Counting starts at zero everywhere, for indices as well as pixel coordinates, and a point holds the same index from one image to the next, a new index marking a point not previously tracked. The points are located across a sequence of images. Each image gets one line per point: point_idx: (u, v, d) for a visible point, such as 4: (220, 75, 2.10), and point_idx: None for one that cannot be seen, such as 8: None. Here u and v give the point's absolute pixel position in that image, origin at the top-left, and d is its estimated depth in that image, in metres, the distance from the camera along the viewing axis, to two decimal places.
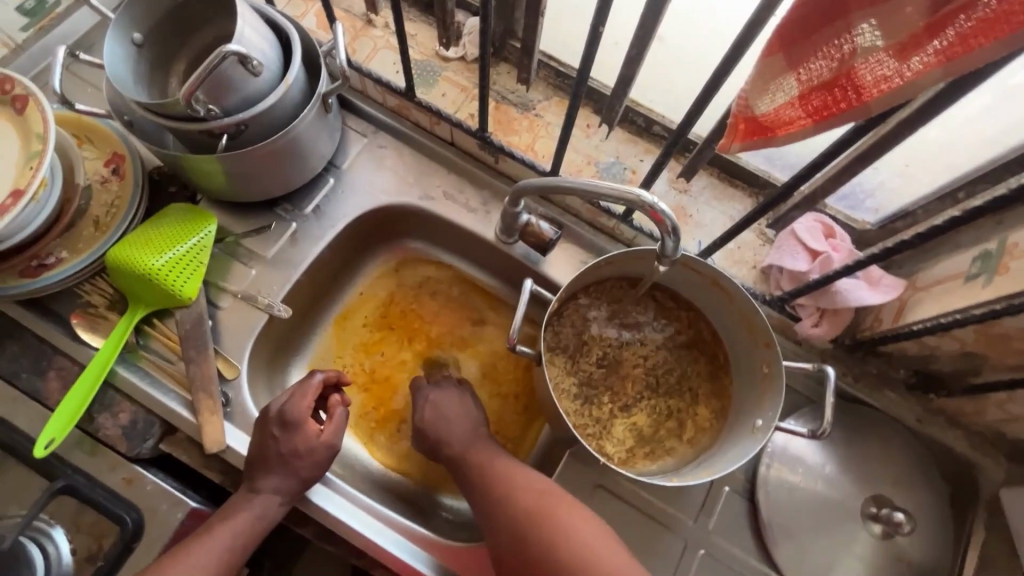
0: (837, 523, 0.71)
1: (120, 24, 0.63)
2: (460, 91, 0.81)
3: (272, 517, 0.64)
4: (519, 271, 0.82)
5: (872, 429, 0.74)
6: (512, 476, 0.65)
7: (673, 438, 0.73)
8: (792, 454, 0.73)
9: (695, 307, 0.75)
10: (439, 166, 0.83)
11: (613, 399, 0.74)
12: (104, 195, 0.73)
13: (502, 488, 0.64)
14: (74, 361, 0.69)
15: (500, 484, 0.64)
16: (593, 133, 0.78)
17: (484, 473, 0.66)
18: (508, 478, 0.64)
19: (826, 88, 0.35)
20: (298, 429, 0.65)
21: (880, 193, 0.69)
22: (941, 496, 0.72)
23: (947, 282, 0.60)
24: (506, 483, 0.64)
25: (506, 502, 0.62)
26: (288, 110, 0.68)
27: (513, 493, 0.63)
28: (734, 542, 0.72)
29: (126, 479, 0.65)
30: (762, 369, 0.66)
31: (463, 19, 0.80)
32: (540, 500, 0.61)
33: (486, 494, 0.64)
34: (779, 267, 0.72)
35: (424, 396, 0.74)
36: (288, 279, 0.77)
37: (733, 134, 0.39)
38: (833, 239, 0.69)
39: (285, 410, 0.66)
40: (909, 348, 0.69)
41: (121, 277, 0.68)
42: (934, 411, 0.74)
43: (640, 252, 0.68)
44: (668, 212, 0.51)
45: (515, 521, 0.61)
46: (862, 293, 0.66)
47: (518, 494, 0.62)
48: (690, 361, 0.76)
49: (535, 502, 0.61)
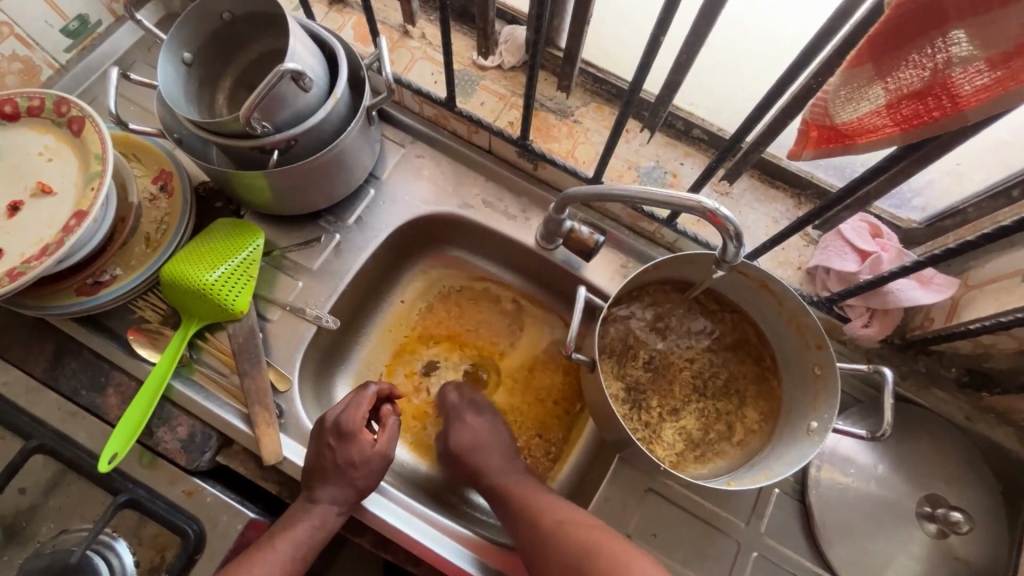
0: (889, 522, 0.70)
1: (172, 44, 0.64)
2: (498, 100, 0.82)
3: (331, 526, 0.64)
4: (560, 277, 0.83)
5: (922, 428, 0.74)
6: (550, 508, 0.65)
7: (722, 441, 0.73)
8: (842, 455, 0.73)
9: (740, 310, 0.75)
10: (478, 174, 0.84)
11: (661, 402, 0.74)
12: (153, 212, 0.74)
13: (543, 524, 0.63)
14: (131, 376, 0.71)
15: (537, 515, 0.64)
16: (633, 138, 0.79)
17: (525, 506, 0.66)
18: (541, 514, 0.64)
19: (917, 97, 0.35)
20: (354, 439, 0.65)
21: (927, 192, 0.69)
22: (993, 493, 0.71)
23: (1004, 279, 0.60)
24: (544, 517, 0.64)
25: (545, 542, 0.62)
26: (335, 125, 0.69)
27: (552, 530, 0.62)
28: (787, 544, 0.71)
29: (187, 492, 0.66)
30: (814, 370, 0.66)
31: (500, 28, 0.80)
32: (580, 533, 0.60)
33: (529, 532, 0.64)
34: (826, 267, 0.72)
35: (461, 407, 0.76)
36: (334, 290, 0.78)
37: (806, 141, 0.40)
38: (881, 238, 0.68)
39: (340, 421, 0.66)
40: (961, 345, 0.69)
41: (175, 292, 0.69)
42: (984, 408, 0.74)
43: (688, 257, 0.68)
44: (730, 217, 0.51)
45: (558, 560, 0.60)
46: (913, 293, 0.66)
47: (558, 529, 0.62)
48: (736, 363, 0.76)
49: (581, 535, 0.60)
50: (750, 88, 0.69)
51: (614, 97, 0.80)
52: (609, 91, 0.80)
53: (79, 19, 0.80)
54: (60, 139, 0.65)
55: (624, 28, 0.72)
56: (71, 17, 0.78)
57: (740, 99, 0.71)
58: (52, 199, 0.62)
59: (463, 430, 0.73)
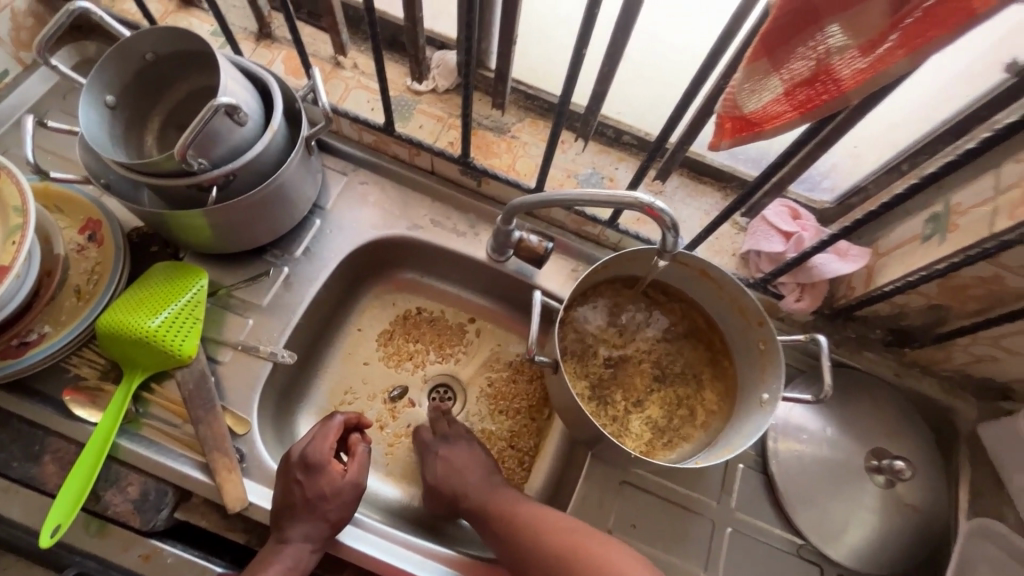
0: (845, 481, 0.76)
1: (94, 87, 0.62)
2: (436, 122, 0.83)
3: (305, 566, 0.60)
4: (516, 287, 0.86)
5: (860, 388, 0.80)
6: (533, 518, 0.65)
7: (687, 425, 0.76)
8: (795, 424, 0.78)
9: (687, 299, 0.80)
10: (422, 196, 0.86)
11: (626, 396, 0.77)
12: (82, 263, 0.70)
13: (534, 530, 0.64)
14: (70, 440, 0.64)
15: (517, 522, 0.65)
16: (569, 148, 0.83)
17: (513, 522, 0.66)
18: (536, 523, 0.64)
19: (808, 83, 0.40)
20: (321, 470, 0.62)
21: (834, 174, 0.76)
22: (930, 441, 0.79)
23: (906, 244, 0.67)
24: (528, 525, 0.64)
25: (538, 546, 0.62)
26: (273, 158, 0.69)
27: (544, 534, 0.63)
28: (756, 515, 0.75)
29: (144, 555, 0.62)
30: (759, 345, 0.72)
31: (431, 53, 0.83)
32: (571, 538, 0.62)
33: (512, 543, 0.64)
34: (756, 251, 0.77)
35: (434, 453, 0.75)
36: (288, 324, 0.76)
37: (722, 132, 0.45)
38: (800, 220, 0.75)
39: (305, 453, 0.63)
40: (881, 309, 0.75)
41: (114, 344, 0.65)
42: (908, 364, 0.82)
43: (632, 254, 0.72)
44: (665, 209, 0.55)
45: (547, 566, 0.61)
46: (835, 265, 0.71)
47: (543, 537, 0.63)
48: (690, 349, 0.80)
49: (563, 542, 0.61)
50: (669, 94, 0.74)
51: (547, 111, 0.84)
52: (541, 106, 0.83)
53: None
54: None
55: (549, 47, 0.76)
56: None
57: (662, 105, 0.76)
58: None
59: (430, 469, 0.74)
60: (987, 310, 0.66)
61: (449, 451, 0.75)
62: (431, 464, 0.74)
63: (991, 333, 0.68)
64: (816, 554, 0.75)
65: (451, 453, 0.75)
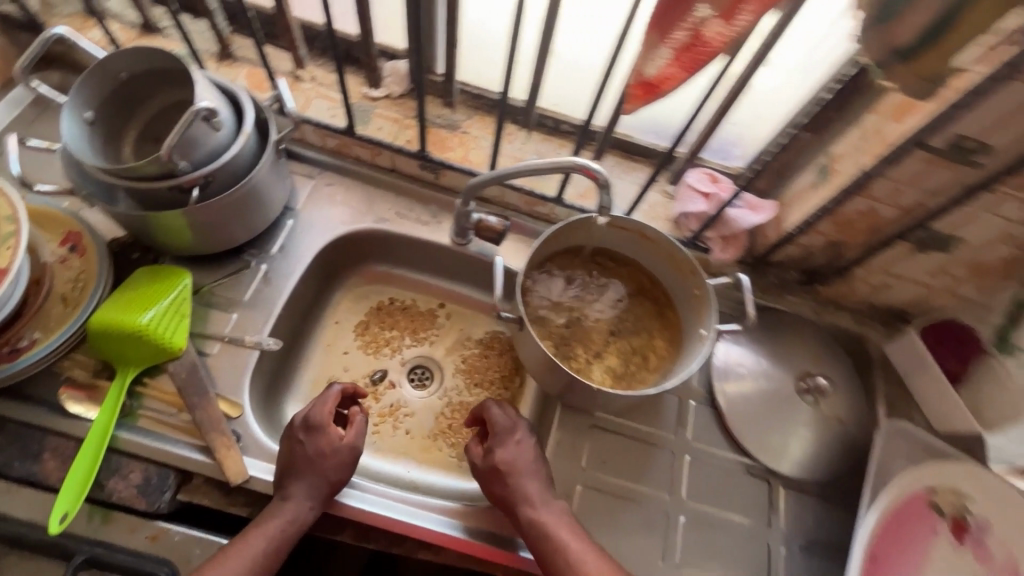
0: (782, 405, 0.87)
1: (73, 104, 0.68)
2: (393, 123, 0.91)
3: (305, 521, 0.65)
4: (479, 267, 0.94)
5: (784, 326, 0.92)
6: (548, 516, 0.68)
7: (642, 370, 0.85)
8: (732, 363, 0.89)
9: (631, 261, 0.90)
10: (386, 192, 0.93)
11: (586, 350, 0.86)
12: (65, 272, 0.74)
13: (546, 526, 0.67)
14: (69, 437, 0.68)
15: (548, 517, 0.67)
16: (515, 138, 0.93)
17: (539, 519, 0.67)
18: (549, 525, 0.67)
19: (688, 49, 0.50)
20: (322, 431, 0.68)
21: (741, 143, 0.88)
22: (847, 366, 0.91)
23: (802, 192, 0.80)
24: (539, 522, 0.67)
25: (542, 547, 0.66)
26: (247, 161, 0.76)
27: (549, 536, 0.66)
28: (710, 442, 0.85)
29: (152, 536, 0.66)
30: (694, 292, 0.83)
31: (383, 63, 0.92)
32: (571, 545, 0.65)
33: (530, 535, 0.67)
34: (685, 213, 0.88)
35: (492, 456, 0.71)
36: (270, 316, 0.82)
37: (632, 97, 0.56)
38: (718, 182, 0.86)
39: (306, 416, 0.69)
40: (792, 252, 0.88)
41: (106, 341, 0.69)
42: (823, 302, 0.95)
43: (577, 222, 0.83)
44: (599, 169, 0.66)
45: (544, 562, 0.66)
46: (748, 217, 0.84)
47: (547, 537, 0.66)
48: (639, 306, 0.90)
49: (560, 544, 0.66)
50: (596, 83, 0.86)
51: (492, 108, 0.94)
52: (487, 104, 0.93)
53: None
54: None
55: (488, 50, 0.87)
56: None
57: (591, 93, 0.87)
58: None
59: (489, 470, 0.70)
60: (872, 240, 0.79)
61: (507, 456, 0.71)
62: (488, 466, 0.71)
63: (878, 259, 0.81)
64: (764, 472, 0.84)
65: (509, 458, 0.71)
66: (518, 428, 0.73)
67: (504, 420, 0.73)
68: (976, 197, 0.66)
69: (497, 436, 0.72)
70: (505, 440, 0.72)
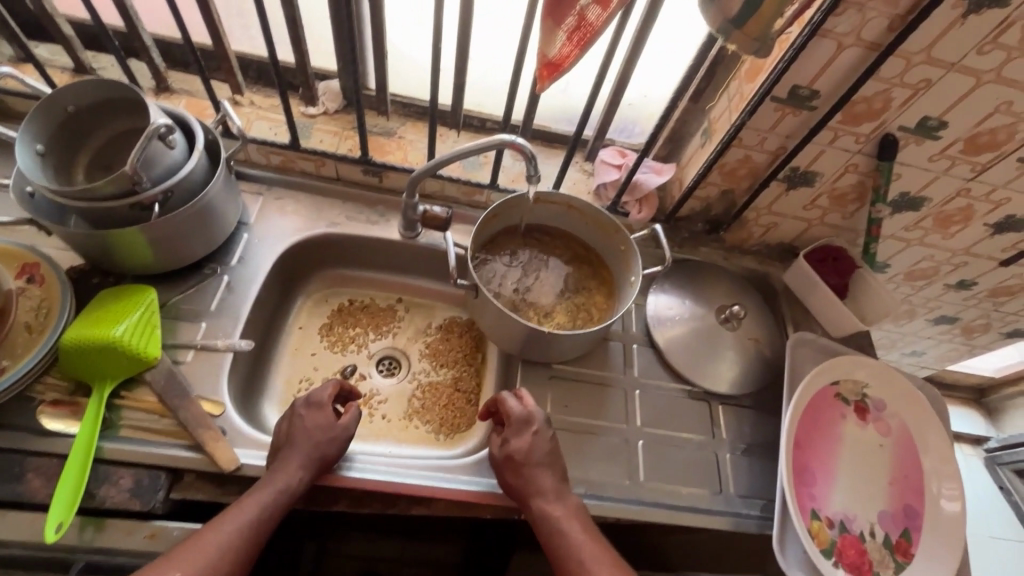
0: (712, 336, 0.99)
1: (24, 138, 0.72)
2: (334, 135, 1.00)
3: (293, 489, 0.69)
4: (430, 256, 1.03)
5: (701, 270, 1.06)
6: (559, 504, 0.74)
7: (588, 323, 0.97)
8: (662, 309, 1.01)
9: (565, 233, 1.03)
10: (334, 199, 1.01)
11: (537, 313, 0.96)
12: (27, 301, 0.76)
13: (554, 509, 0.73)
14: (51, 455, 0.69)
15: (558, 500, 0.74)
16: (448, 138, 1.03)
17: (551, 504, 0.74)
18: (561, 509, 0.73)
19: (577, 30, 0.63)
20: (321, 407, 0.76)
21: (640, 121, 1.04)
22: (758, 297, 1.07)
23: (694, 152, 0.96)
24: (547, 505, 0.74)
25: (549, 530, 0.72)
26: (202, 177, 0.81)
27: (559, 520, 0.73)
28: (655, 377, 0.97)
29: (150, 535, 0.68)
30: (620, 247, 0.96)
31: (317, 83, 1.00)
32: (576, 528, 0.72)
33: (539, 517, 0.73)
34: (603, 184, 1.02)
35: (509, 449, 0.77)
36: (238, 321, 0.86)
37: (541, 77, 0.67)
38: (626, 156, 1.01)
39: (309, 396, 0.77)
40: (696, 206, 1.03)
41: (79, 358, 0.72)
42: (729, 247, 1.11)
43: (512, 200, 0.94)
44: (524, 143, 0.77)
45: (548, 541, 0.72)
46: (653, 179, 0.99)
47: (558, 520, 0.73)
48: (577, 270, 1.02)
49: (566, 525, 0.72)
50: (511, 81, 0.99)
51: (423, 114, 1.04)
52: (417, 110, 1.04)
53: None
54: None
55: (413, 62, 0.98)
56: None
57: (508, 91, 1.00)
58: None
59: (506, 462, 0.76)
60: (754, 184, 0.96)
61: (523, 451, 0.76)
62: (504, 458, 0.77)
63: (763, 201, 0.98)
64: (704, 394, 0.97)
65: (525, 451, 0.76)
66: (534, 420, 0.79)
67: (521, 412, 0.79)
68: (818, 134, 0.83)
69: (514, 427, 0.78)
70: (522, 430, 0.78)
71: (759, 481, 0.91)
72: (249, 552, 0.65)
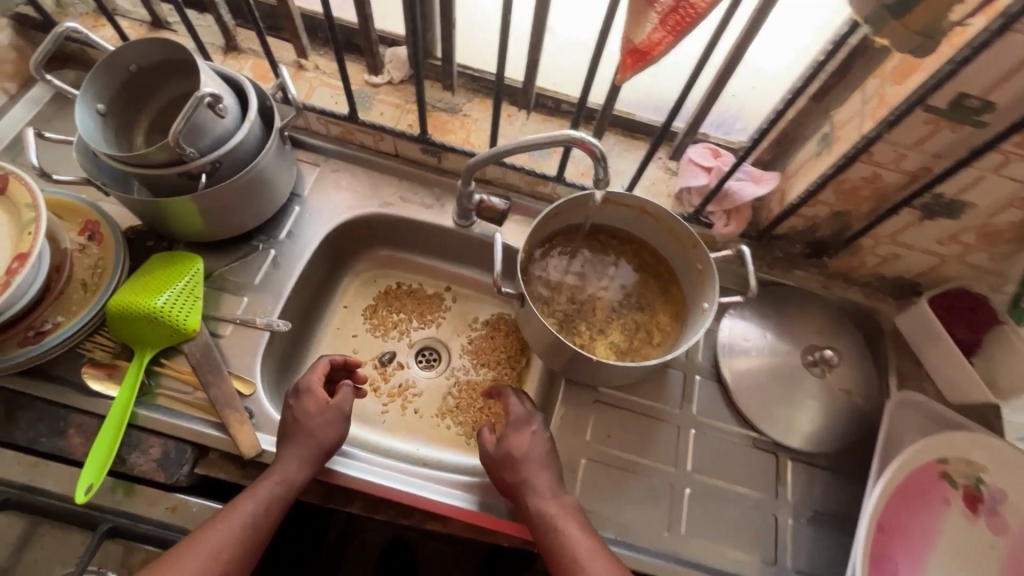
0: (793, 379, 0.85)
1: (86, 96, 0.71)
2: (395, 108, 0.93)
3: (293, 483, 0.66)
4: (483, 249, 0.95)
5: (792, 299, 0.91)
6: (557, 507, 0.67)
7: (646, 346, 0.86)
8: (738, 335, 0.88)
9: (632, 238, 0.91)
10: (390, 177, 0.95)
11: (590, 327, 0.86)
12: (85, 259, 0.77)
13: (552, 516, 0.66)
14: (91, 414, 0.71)
15: (556, 506, 0.67)
16: (516, 119, 0.93)
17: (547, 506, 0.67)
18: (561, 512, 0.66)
19: (674, 11, 0.49)
20: (309, 394, 0.71)
21: (743, 116, 0.87)
22: (858, 338, 0.90)
23: (807, 161, 0.79)
24: (545, 505, 0.67)
25: (550, 534, 0.65)
26: (253, 146, 0.78)
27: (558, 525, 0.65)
28: (715, 417, 0.85)
29: (171, 507, 0.70)
30: (696, 266, 0.83)
31: (384, 50, 0.93)
32: (576, 537, 0.64)
33: (539, 521, 0.66)
34: (687, 188, 0.87)
35: (501, 442, 0.71)
36: (280, 298, 0.84)
37: (625, 66, 0.55)
38: (719, 157, 0.86)
39: (297, 382, 0.73)
40: (797, 225, 0.87)
41: (123, 322, 0.72)
42: (832, 275, 0.94)
43: (579, 199, 0.83)
44: (594, 141, 0.66)
45: (547, 550, 0.65)
46: (750, 188, 0.83)
47: (555, 524, 0.65)
48: (644, 283, 0.90)
49: (567, 532, 0.65)
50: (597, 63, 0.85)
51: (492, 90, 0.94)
52: (486, 86, 0.94)
53: None
54: None
55: (486, 31, 0.87)
56: None
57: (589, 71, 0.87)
58: None
59: (495, 454, 0.71)
60: (876, 209, 0.78)
61: (517, 445, 0.70)
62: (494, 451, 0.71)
63: (885, 229, 0.80)
64: (771, 444, 0.84)
65: (518, 446, 0.70)
66: (534, 420, 0.73)
67: (521, 411, 0.74)
68: (981, 158, 0.64)
69: (512, 424, 0.72)
70: (520, 429, 0.72)
71: (824, 557, 0.78)
72: (249, 553, 0.62)
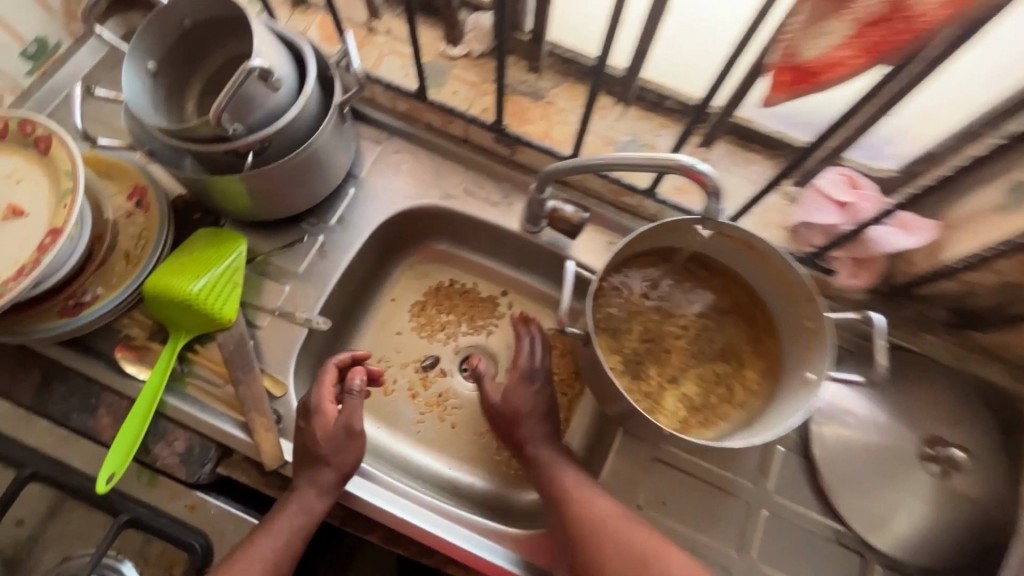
0: (899, 471, 0.71)
1: (134, 54, 0.64)
2: (470, 88, 0.82)
3: (314, 510, 0.62)
4: (549, 259, 0.84)
5: (916, 373, 0.75)
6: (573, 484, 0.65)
7: (724, 404, 0.73)
8: (840, 407, 0.74)
9: (728, 271, 0.76)
10: (454, 164, 0.84)
11: (660, 371, 0.75)
12: (130, 228, 0.73)
13: (563, 491, 0.65)
14: (122, 396, 0.68)
15: (563, 472, 0.67)
16: (608, 113, 0.80)
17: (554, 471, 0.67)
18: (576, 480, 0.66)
19: (877, 26, 0.44)
20: (320, 413, 0.64)
21: (900, 139, 0.66)
22: (996, 434, 0.72)
23: (985, 214, 0.60)
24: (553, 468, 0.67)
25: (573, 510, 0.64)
26: (308, 123, 0.69)
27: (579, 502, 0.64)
28: (795, 499, 0.72)
29: (190, 506, 0.66)
30: (805, 324, 0.67)
31: (465, 17, 0.81)
32: (595, 509, 0.63)
33: (554, 492, 0.66)
34: (807, 223, 0.72)
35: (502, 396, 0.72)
36: (323, 291, 0.77)
37: (781, 83, 0.50)
38: (859, 189, 0.67)
39: (306, 400, 0.66)
40: (946, 287, 0.69)
41: (159, 305, 0.67)
42: (976, 348, 0.74)
43: (674, 224, 0.69)
44: (709, 172, 0.53)
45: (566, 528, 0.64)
46: (896, 238, 0.66)
47: (568, 494, 0.65)
48: (733, 326, 0.77)
49: (584, 508, 0.63)
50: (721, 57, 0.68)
51: (585, 75, 0.80)
52: (579, 70, 0.79)
53: (38, 42, 0.81)
54: (30, 160, 0.63)
55: None
56: (29, 40, 0.79)
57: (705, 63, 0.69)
58: (23, 221, 0.61)
59: (494, 401, 0.72)
60: None
61: (519, 401, 0.71)
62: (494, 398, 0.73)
63: None
64: (858, 543, 0.71)
65: (519, 398, 0.71)
66: (537, 377, 0.72)
67: (526, 363, 0.71)
68: None
69: (516, 379, 0.71)
70: (523, 382, 0.71)
71: None
72: None
